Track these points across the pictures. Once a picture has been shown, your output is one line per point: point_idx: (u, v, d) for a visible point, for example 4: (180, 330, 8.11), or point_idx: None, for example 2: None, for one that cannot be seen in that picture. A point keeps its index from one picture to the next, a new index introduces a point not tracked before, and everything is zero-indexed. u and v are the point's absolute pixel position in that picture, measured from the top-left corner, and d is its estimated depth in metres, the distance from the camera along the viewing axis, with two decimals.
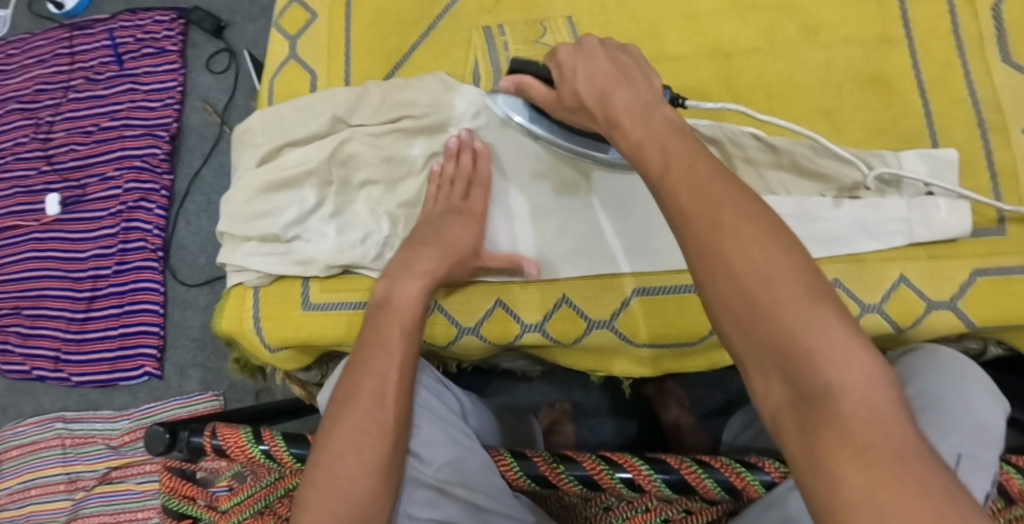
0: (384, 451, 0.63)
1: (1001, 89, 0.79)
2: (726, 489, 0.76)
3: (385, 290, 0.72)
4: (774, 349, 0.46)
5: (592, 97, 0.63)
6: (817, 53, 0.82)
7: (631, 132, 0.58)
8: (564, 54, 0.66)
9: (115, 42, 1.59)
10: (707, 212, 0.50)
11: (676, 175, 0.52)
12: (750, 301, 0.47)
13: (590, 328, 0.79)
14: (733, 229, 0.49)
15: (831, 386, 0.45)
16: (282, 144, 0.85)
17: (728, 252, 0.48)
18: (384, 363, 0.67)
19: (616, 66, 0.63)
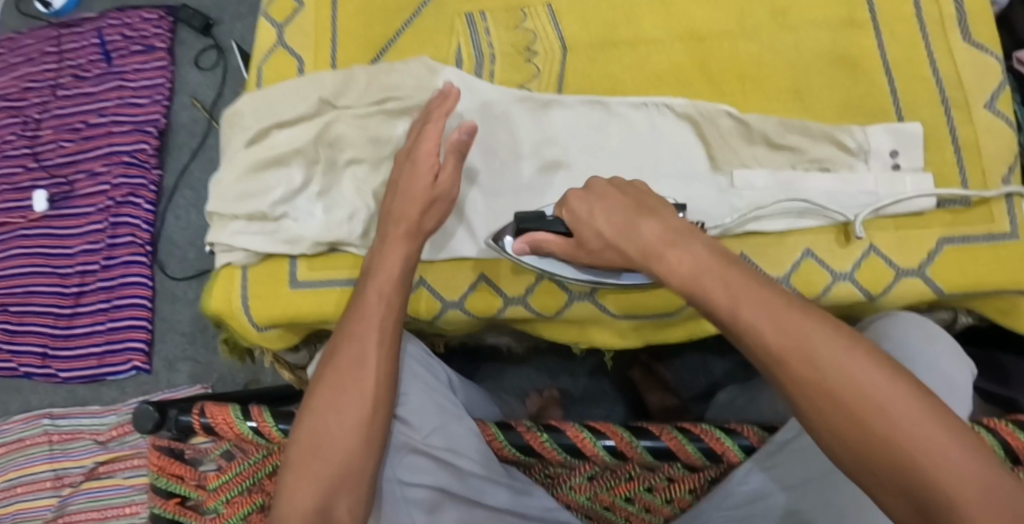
0: (361, 408, 0.72)
1: (961, 68, 0.82)
2: (706, 455, 0.78)
3: (371, 257, 0.78)
4: (884, 468, 0.52)
5: (628, 247, 0.64)
6: (787, 36, 0.85)
7: (677, 263, 0.61)
8: (574, 201, 0.69)
9: (103, 40, 1.60)
10: (793, 344, 0.55)
11: (750, 309, 0.56)
12: (853, 424, 0.52)
13: (571, 301, 0.81)
14: (817, 351, 0.54)
15: (950, 491, 0.50)
16: (270, 126, 0.88)
17: (827, 377, 0.54)
18: (363, 327, 0.75)
19: (637, 200, 0.66)
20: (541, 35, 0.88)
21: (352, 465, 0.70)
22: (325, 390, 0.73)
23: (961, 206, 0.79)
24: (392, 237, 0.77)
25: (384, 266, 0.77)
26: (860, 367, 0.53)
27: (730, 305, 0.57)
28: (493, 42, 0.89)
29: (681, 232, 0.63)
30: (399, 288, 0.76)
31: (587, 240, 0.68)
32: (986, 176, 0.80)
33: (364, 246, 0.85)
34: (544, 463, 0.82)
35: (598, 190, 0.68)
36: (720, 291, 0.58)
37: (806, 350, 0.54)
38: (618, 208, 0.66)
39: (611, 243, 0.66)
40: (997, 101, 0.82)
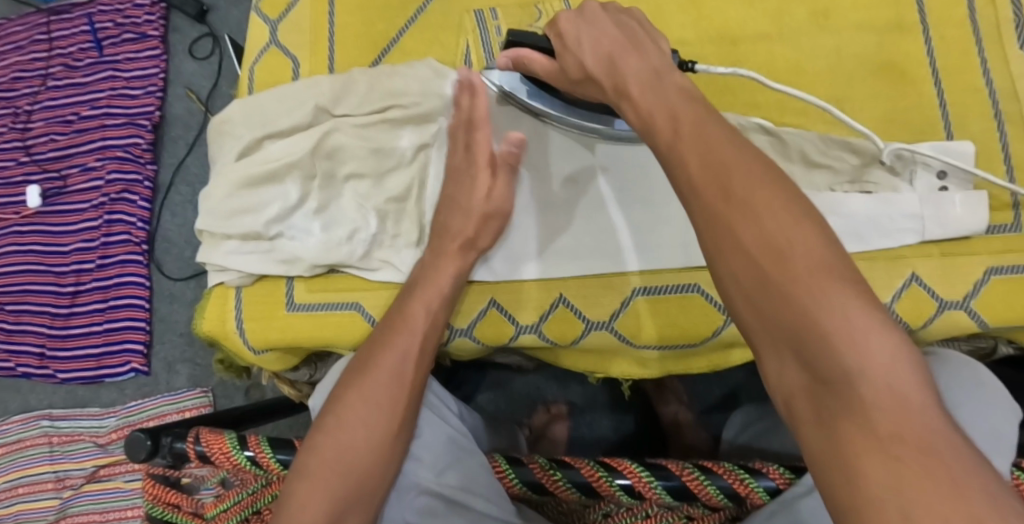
0: (388, 421, 0.66)
1: (1019, 79, 0.75)
2: (729, 495, 0.73)
3: (418, 271, 0.75)
4: (789, 330, 0.46)
5: (599, 65, 0.61)
6: (828, 39, 0.77)
7: (642, 101, 0.57)
8: (563, 22, 0.64)
9: (94, 27, 1.53)
10: (715, 168, 0.50)
11: (686, 141, 0.52)
12: (772, 295, 0.47)
13: (589, 330, 0.75)
14: (747, 197, 0.49)
15: (849, 376, 0.44)
16: (262, 136, 0.81)
17: (744, 238, 0.48)
18: (406, 340, 0.71)
19: (627, 36, 0.61)
20: None
21: (360, 479, 0.64)
22: (355, 396, 0.68)
23: (1011, 232, 0.73)
24: (446, 253, 0.74)
25: (432, 281, 0.73)
26: (797, 234, 0.47)
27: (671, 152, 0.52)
28: (505, 43, 0.81)
29: (661, 70, 0.58)
30: (446, 304, 0.74)
31: (569, 67, 0.64)
32: None
33: (366, 267, 0.79)
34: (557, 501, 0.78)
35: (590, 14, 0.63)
36: (696, 156, 0.51)
37: (741, 206, 0.49)
38: (639, 85, 0.58)
39: (592, 76, 0.62)
40: None
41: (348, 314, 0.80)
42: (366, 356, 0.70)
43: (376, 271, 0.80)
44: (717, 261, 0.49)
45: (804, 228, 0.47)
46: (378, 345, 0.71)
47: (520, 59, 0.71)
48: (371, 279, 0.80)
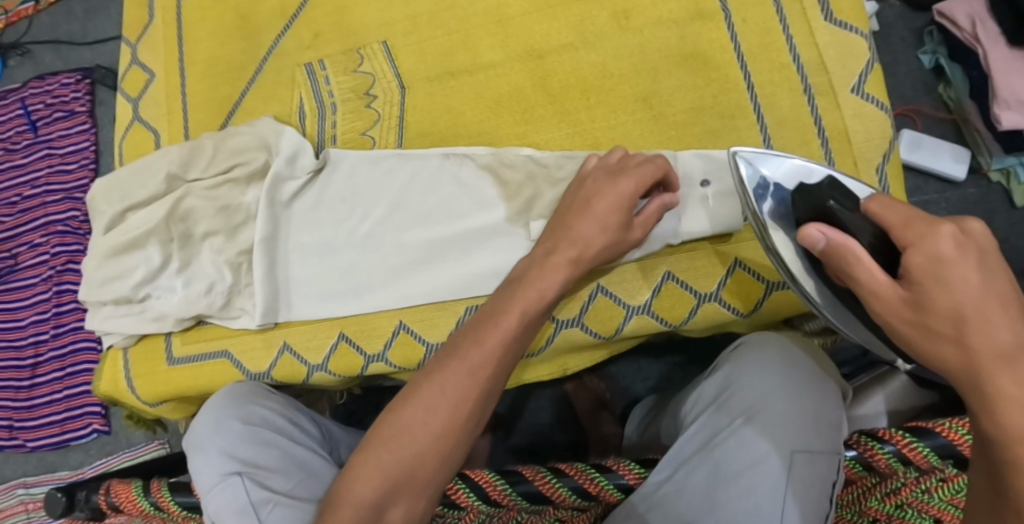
0: (418, 492, 0.62)
1: (824, 49, 0.79)
2: (580, 495, 0.76)
3: (438, 359, 0.66)
4: (981, 396, 0.49)
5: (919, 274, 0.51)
6: (630, 39, 0.81)
7: (960, 286, 0.49)
8: (885, 214, 0.55)
9: (27, 110, 1.62)
10: (906, 232, 0.53)
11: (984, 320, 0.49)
12: (955, 356, 0.50)
13: (429, 351, 0.78)
14: (961, 273, 0.50)
15: (1017, 430, 0.47)
16: (123, 209, 0.86)
17: (956, 294, 0.49)
18: (435, 394, 0.64)
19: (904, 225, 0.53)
20: (379, 76, 0.86)
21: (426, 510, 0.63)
22: (364, 462, 0.63)
23: None
24: (485, 328, 0.66)
25: (466, 358, 0.65)
26: (997, 312, 0.49)
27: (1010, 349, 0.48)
28: (334, 90, 0.87)
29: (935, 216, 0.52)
30: (499, 379, 0.65)
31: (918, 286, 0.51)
32: (858, 166, 0.77)
33: (226, 315, 0.85)
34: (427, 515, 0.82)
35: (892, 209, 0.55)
36: (895, 222, 0.54)
37: (951, 279, 0.50)
38: (890, 208, 0.55)
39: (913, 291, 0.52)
40: (866, 83, 0.78)
41: (221, 361, 0.85)
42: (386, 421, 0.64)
43: (237, 319, 0.85)
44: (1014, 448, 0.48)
45: (1014, 323, 0.48)
46: (393, 416, 0.64)
47: (844, 249, 0.56)
48: (233, 327, 0.85)
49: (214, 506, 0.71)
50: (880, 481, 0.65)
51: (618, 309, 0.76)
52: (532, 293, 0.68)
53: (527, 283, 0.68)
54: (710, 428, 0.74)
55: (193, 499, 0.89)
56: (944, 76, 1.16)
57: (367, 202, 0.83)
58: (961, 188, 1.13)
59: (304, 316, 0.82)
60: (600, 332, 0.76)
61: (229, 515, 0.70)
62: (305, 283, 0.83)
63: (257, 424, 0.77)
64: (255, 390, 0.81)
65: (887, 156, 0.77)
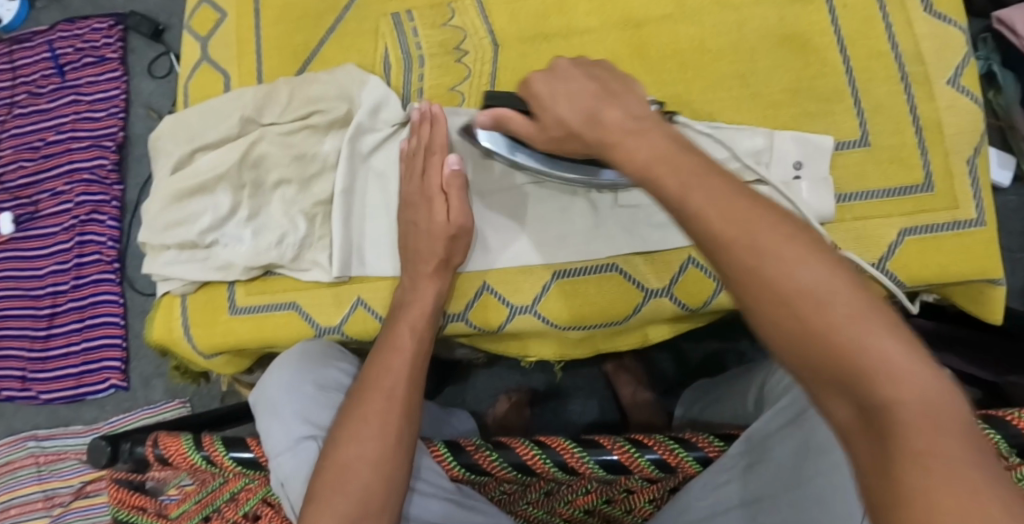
0: (390, 440, 0.66)
1: (921, 40, 0.79)
2: (659, 466, 0.75)
3: (401, 295, 0.76)
4: (830, 366, 0.44)
5: (580, 123, 0.61)
6: (731, 16, 0.80)
7: (635, 151, 0.54)
8: (537, 83, 0.66)
9: (55, 54, 1.56)
10: (738, 224, 0.48)
11: (688, 179, 0.50)
12: (811, 341, 0.45)
13: (512, 315, 0.77)
14: (779, 255, 0.47)
15: (751, 247, 0.47)
16: (192, 150, 0.83)
17: (774, 283, 0.46)
18: (399, 360, 0.71)
19: (599, 85, 0.62)
20: (470, 32, 0.84)
21: (391, 464, 0.65)
22: (359, 423, 0.66)
23: (923, 192, 0.76)
24: (426, 277, 0.75)
25: (417, 303, 0.74)
26: (817, 279, 0.46)
27: (681, 191, 0.50)
28: (421, 43, 0.85)
29: (642, 121, 0.57)
30: (431, 323, 0.75)
31: (548, 125, 0.65)
32: (949, 156, 0.77)
33: (296, 268, 0.82)
34: (496, 480, 0.81)
35: (562, 71, 0.65)
36: (716, 216, 0.48)
37: (772, 259, 0.47)
38: (700, 191, 0.50)
39: (575, 132, 0.61)
40: (962, 76, 0.78)
41: (289, 314, 0.83)
42: (359, 378, 0.71)
43: (307, 272, 0.82)
44: (750, 285, 0.47)
45: (853, 290, 0.46)
46: (371, 363, 0.72)
47: (501, 117, 0.71)
48: (304, 279, 0.82)
49: (282, 470, 0.69)
50: None
51: (708, 282, 0.75)
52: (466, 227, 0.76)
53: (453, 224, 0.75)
54: (789, 409, 0.73)
55: (248, 454, 0.85)
56: (994, 83, 1.13)
57: None
58: (1003, 195, 1.13)
59: (379, 273, 0.81)
60: (687, 305, 0.76)
61: (296, 481, 0.69)
62: (380, 241, 0.81)
63: (332, 389, 0.77)
64: (329, 350, 0.79)
65: (978, 149, 0.77)
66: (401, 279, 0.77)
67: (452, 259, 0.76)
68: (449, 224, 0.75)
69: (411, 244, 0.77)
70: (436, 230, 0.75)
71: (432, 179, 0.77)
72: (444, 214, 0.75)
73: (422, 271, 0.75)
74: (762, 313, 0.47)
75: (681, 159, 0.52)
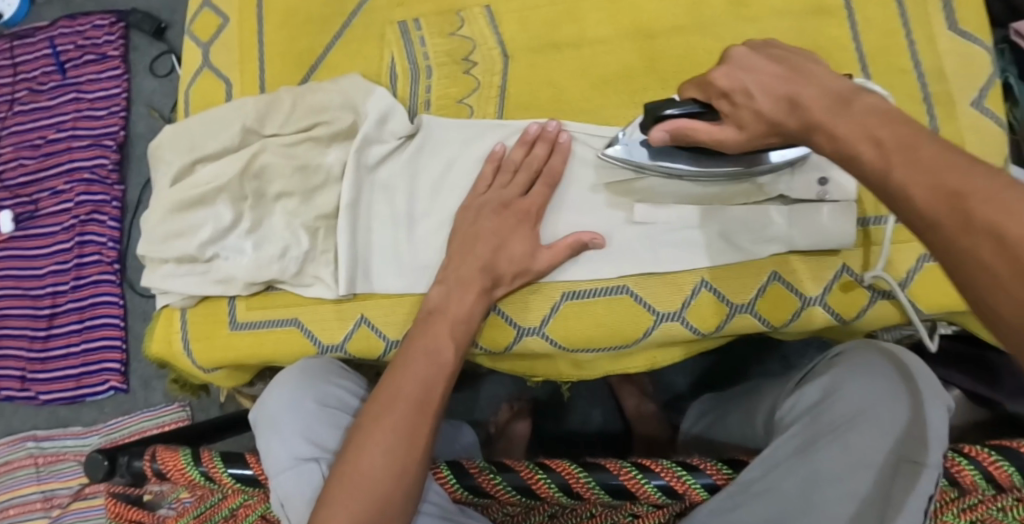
0: (413, 455, 0.64)
1: (944, 58, 0.76)
2: (666, 493, 0.74)
3: (440, 296, 0.72)
4: None
5: (776, 109, 0.59)
6: (749, 29, 0.78)
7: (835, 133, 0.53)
8: (718, 79, 0.63)
9: (56, 50, 1.54)
10: (948, 197, 0.45)
11: (896, 156, 0.48)
12: None
13: (519, 336, 0.76)
14: (1004, 231, 0.42)
15: (964, 224, 0.44)
16: (192, 161, 0.81)
17: (996, 262, 0.42)
18: (430, 368, 0.68)
19: (788, 67, 0.60)
20: (479, 42, 0.81)
21: (408, 480, 0.63)
22: (381, 430, 0.65)
23: None
24: (468, 281, 0.72)
25: (454, 309, 0.71)
26: None
27: (884, 166, 0.49)
28: (428, 53, 0.82)
29: (843, 96, 0.55)
30: (471, 333, 0.72)
31: (744, 120, 0.62)
32: None
33: (298, 283, 0.80)
34: (499, 502, 0.80)
35: (741, 60, 0.62)
36: (923, 191, 0.46)
37: (986, 234, 0.43)
38: (903, 165, 0.48)
39: (773, 123, 0.60)
40: (986, 97, 0.75)
41: (289, 331, 0.81)
42: (387, 385, 0.67)
43: (309, 287, 0.80)
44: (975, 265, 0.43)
45: None
46: (396, 369, 0.68)
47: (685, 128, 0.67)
48: (306, 295, 0.80)
49: (282, 488, 0.68)
50: (959, 495, 0.64)
51: (721, 307, 0.73)
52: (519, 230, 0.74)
53: (512, 244, 0.73)
54: (805, 434, 0.69)
55: (247, 473, 0.83)
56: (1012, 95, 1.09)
57: (431, 182, 0.79)
58: None
59: (385, 289, 0.78)
60: (699, 329, 0.73)
61: (300, 500, 0.68)
62: (386, 256, 0.79)
63: (333, 407, 0.74)
64: (330, 368, 0.77)
65: (1001, 173, 0.74)
66: (439, 281, 0.73)
67: (499, 272, 0.73)
68: (508, 240, 0.73)
69: (457, 246, 0.74)
70: (493, 240, 0.73)
71: (528, 200, 0.74)
72: (511, 229, 0.74)
73: (464, 277, 0.72)
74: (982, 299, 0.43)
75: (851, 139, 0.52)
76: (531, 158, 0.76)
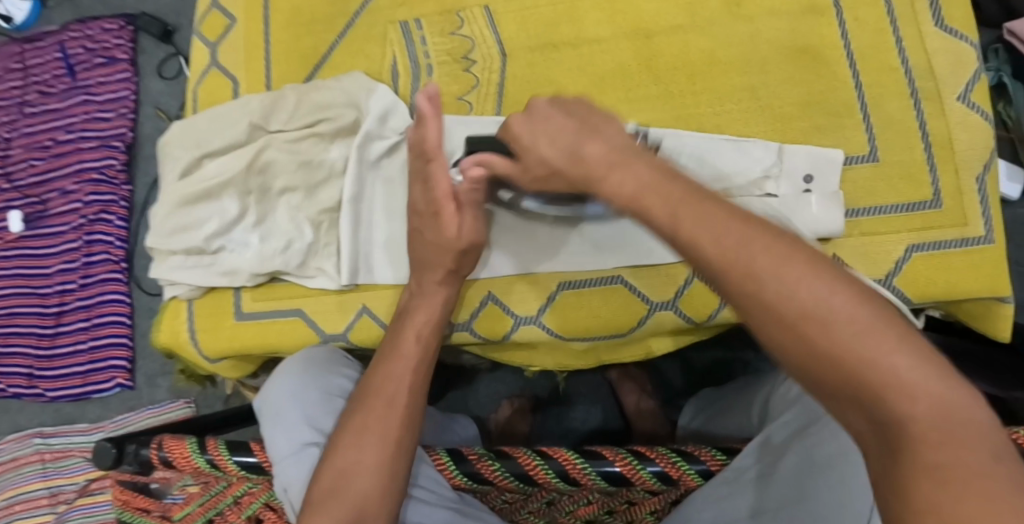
0: (388, 448, 0.66)
1: (933, 56, 0.78)
2: (661, 479, 0.75)
3: (407, 300, 0.76)
4: (845, 383, 0.45)
5: (559, 157, 0.61)
6: (742, 27, 0.80)
7: (620, 185, 0.55)
8: (515, 125, 0.64)
9: (66, 53, 1.57)
10: (732, 251, 0.48)
11: (686, 207, 0.51)
12: (829, 363, 0.45)
13: (517, 325, 0.78)
14: (773, 275, 0.47)
15: (738, 269, 0.48)
16: (199, 155, 0.83)
17: (772, 300, 0.47)
18: (401, 367, 0.71)
19: (577, 120, 0.61)
20: (478, 41, 0.84)
21: (389, 473, 0.65)
22: (357, 429, 0.67)
23: (932, 208, 0.75)
24: (429, 285, 0.74)
25: (421, 310, 0.74)
26: (833, 297, 0.46)
27: (671, 218, 0.51)
28: (429, 51, 0.85)
29: (624, 152, 0.57)
30: (436, 330, 0.74)
31: (531, 165, 0.64)
32: (958, 173, 0.76)
33: (302, 275, 0.82)
34: (498, 489, 0.81)
35: (539, 111, 0.63)
36: (703, 235, 0.49)
37: (774, 281, 0.47)
38: (692, 215, 0.50)
39: (557, 168, 0.61)
40: (972, 92, 0.77)
41: (293, 321, 0.83)
42: (362, 387, 0.70)
43: (313, 279, 0.82)
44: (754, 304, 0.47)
45: (856, 305, 0.45)
46: (372, 371, 0.71)
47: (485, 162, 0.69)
48: (309, 286, 0.83)
49: (284, 475, 0.70)
50: None
51: (714, 295, 0.75)
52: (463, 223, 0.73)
53: (451, 232, 0.73)
54: (800, 422, 0.72)
55: (251, 460, 0.84)
56: (1008, 95, 1.12)
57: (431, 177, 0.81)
58: (1011, 209, 1.13)
59: (387, 280, 0.81)
60: (690, 317, 0.75)
61: (299, 489, 0.69)
62: (388, 249, 0.81)
63: (337, 396, 0.77)
64: (335, 358, 0.80)
65: (988, 166, 0.76)
66: (406, 287, 0.76)
67: (451, 266, 0.73)
68: (445, 230, 0.72)
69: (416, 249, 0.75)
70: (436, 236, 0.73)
71: (467, 189, 0.73)
72: (442, 220, 0.73)
73: (424, 279, 0.75)
74: (765, 338, 0.48)
75: (670, 187, 0.52)
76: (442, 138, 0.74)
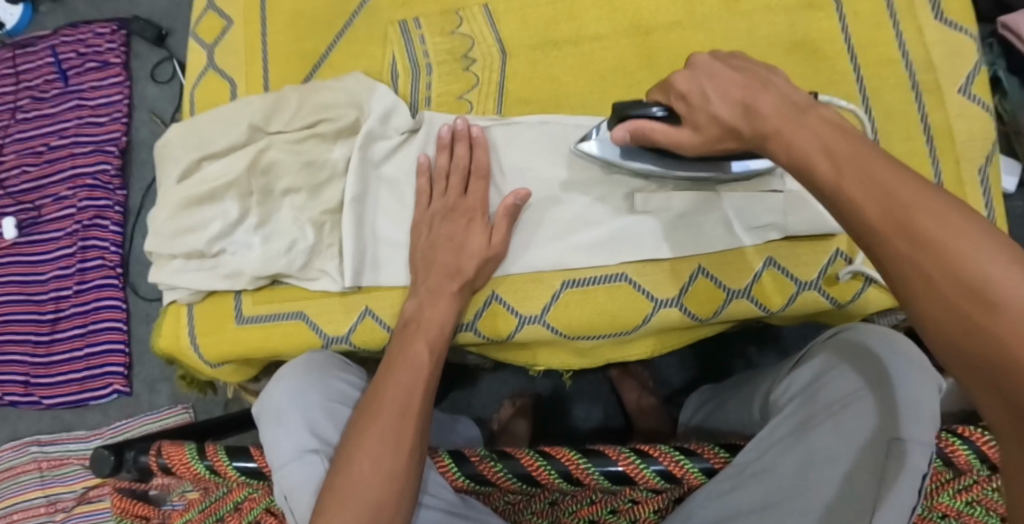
0: (400, 457, 0.65)
1: (931, 48, 0.78)
2: (664, 477, 0.72)
3: (415, 307, 0.75)
4: (983, 362, 0.45)
5: (734, 111, 0.63)
6: (741, 22, 0.80)
7: (791, 141, 0.57)
8: (679, 81, 0.67)
9: (58, 58, 1.55)
10: (896, 210, 0.48)
11: (851, 170, 0.51)
12: (978, 337, 0.45)
13: (521, 324, 0.77)
14: (946, 244, 0.46)
15: (895, 227, 0.48)
16: (200, 157, 0.82)
17: (927, 268, 0.47)
18: (410, 375, 0.70)
19: (746, 75, 0.63)
20: (478, 40, 0.84)
21: (399, 484, 0.64)
22: (366, 440, 0.65)
23: None
24: (444, 291, 0.75)
25: (431, 319, 0.74)
26: (992, 265, 0.45)
27: (834, 179, 0.52)
28: (429, 51, 0.85)
29: (800, 107, 0.59)
30: (446, 339, 0.74)
31: (695, 119, 0.67)
32: (960, 164, 0.76)
33: (306, 276, 0.82)
34: (501, 491, 0.78)
35: (703, 67, 0.66)
36: (858, 191, 0.50)
37: (932, 251, 0.47)
38: (855, 178, 0.51)
39: (729, 127, 0.63)
40: (973, 84, 0.78)
41: (295, 323, 0.82)
42: (372, 395, 0.69)
43: (315, 280, 0.82)
44: (914, 268, 0.47)
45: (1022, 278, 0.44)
46: (379, 380, 0.70)
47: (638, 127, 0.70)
48: (312, 288, 0.82)
49: (285, 481, 0.69)
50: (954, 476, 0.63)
51: (719, 292, 0.75)
52: (483, 235, 0.76)
53: (470, 242, 0.76)
54: (801, 415, 0.70)
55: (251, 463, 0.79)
56: (1001, 87, 1.13)
57: None
58: (1008, 203, 1.13)
59: (391, 281, 0.80)
60: (698, 314, 0.76)
61: (302, 494, 0.68)
62: (391, 251, 0.81)
63: (336, 400, 0.76)
64: (332, 361, 0.79)
65: (989, 158, 0.77)
66: (412, 294, 0.76)
67: (466, 274, 0.75)
68: (466, 240, 0.76)
69: (431, 255, 0.76)
70: (453, 244, 0.76)
71: (470, 199, 0.78)
72: (464, 231, 0.76)
73: (432, 287, 0.75)
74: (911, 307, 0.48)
75: (840, 145, 0.53)
76: (457, 158, 0.79)
